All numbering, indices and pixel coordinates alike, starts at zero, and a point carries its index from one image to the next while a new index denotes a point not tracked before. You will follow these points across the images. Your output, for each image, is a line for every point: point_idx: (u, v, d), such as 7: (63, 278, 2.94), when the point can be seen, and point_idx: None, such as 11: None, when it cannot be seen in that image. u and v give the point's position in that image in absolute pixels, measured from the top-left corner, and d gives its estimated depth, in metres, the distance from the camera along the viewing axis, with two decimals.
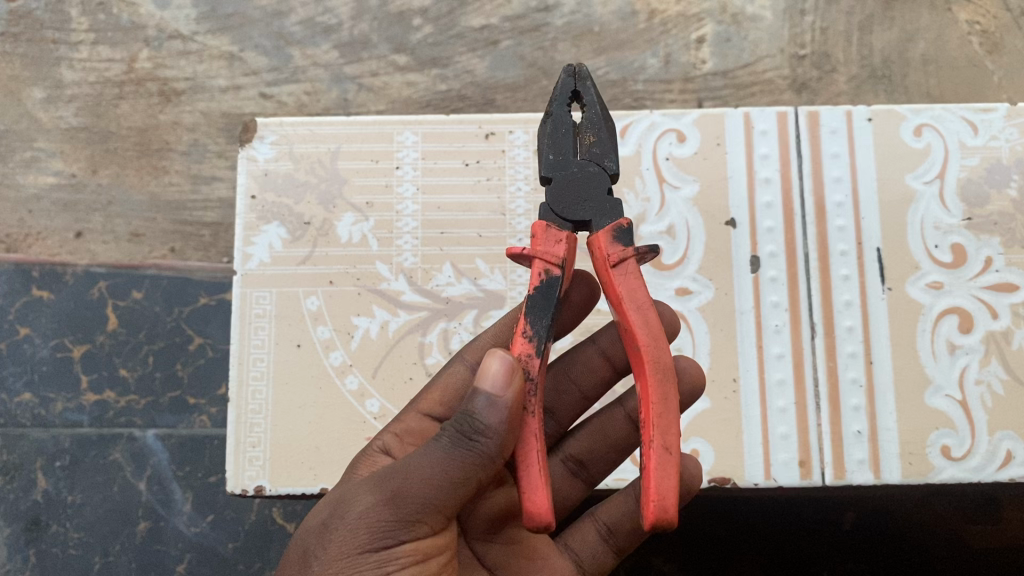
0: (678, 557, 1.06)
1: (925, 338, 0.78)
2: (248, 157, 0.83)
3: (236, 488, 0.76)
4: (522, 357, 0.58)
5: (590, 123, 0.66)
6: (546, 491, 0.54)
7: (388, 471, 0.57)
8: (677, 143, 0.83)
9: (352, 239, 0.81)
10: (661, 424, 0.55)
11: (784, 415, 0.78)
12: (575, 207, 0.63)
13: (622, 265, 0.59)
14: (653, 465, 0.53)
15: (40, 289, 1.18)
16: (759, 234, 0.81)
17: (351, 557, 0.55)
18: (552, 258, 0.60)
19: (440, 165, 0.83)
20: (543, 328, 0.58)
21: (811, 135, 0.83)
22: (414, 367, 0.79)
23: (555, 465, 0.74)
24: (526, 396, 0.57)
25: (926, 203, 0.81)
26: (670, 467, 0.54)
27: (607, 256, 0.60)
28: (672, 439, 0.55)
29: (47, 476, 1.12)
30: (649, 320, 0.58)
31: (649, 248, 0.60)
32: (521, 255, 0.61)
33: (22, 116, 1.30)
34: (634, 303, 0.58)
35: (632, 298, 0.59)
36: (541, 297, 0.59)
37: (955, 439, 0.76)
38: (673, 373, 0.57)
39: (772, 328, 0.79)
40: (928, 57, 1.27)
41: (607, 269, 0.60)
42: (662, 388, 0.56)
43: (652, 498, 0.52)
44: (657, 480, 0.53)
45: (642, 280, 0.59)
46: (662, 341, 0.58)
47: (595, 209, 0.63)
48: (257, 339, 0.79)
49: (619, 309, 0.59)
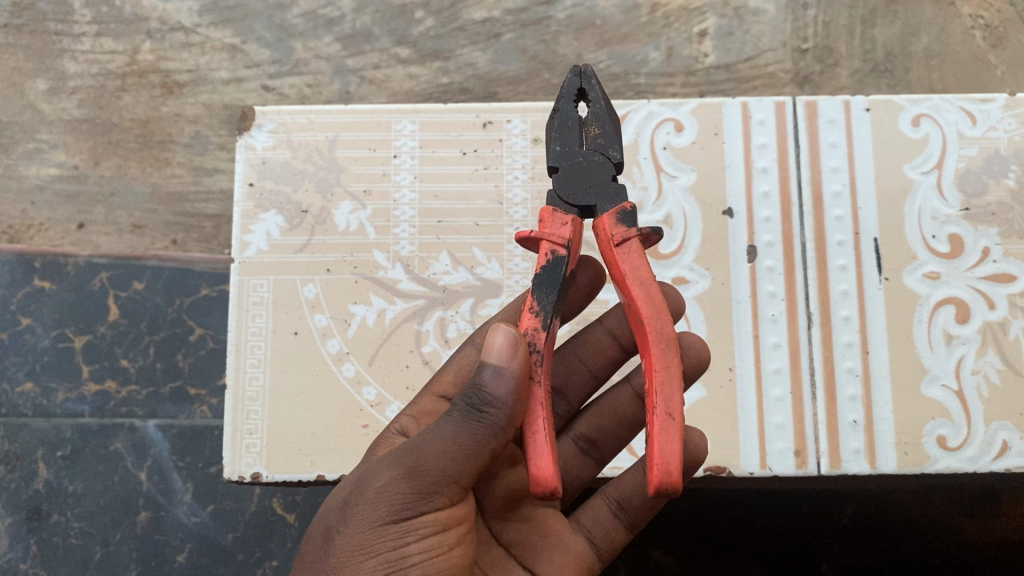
0: (676, 550, 1.07)
1: (922, 328, 0.79)
2: (247, 145, 0.83)
3: (233, 474, 0.77)
4: (528, 331, 0.58)
5: (595, 117, 0.66)
6: (551, 457, 0.54)
7: (402, 447, 0.57)
8: (674, 133, 0.83)
9: (349, 227, 0.82)
10: (665, 392, 0.55)
11: (780, 404, 0.78)
12: (582, 193, 0.63)
13: (625, 245, 0.60)
14: (656, 430, 0.53)
15: (42, 279, 1.19)
16: (756, 224, 0.81)
17: (371, 530, 0.55)
18: (558, 239, 0.61)
19: (437, 154, 0.83)
20: (549, 304, 0.58)
21: (809, 125, 0.83)
22: (410, 355, 0.79)
23: (565, 444, 0.73)
24: (533, 367, 0.57)
25: (925, 193, 0.81)
26: (674, 432, 0.53)
27: (611, 237, 0.60)
28: (675, 406, 0.54)
29: (48, 465, 1.13)
30: (653, 295, 0.58)
31: (651, 229, 0.60)
32: (528, 238, 0.61)
33: (24, 107, 1.30)
34: (637, 279, 0.59)
35: (634, 275, 0.59)
36: (547, 275, 0.59)
37: (951, 429, 0.76)
38: (676, 344, 0.57)
39: (768, 317, 0.79)
40: (931, 51, 1.27)
41: (611, 249, 0.60)
42: (665, 358, 0.56)
43: (656, 461, 0.52)
44: (660, 444, 0.52)
45: (645, 258, 0.60)
46: (666, 314, 0.58)
47: (601, 195, 0.63)
48: (254, 327, 0.80)
49: (623, 287, 0.59)
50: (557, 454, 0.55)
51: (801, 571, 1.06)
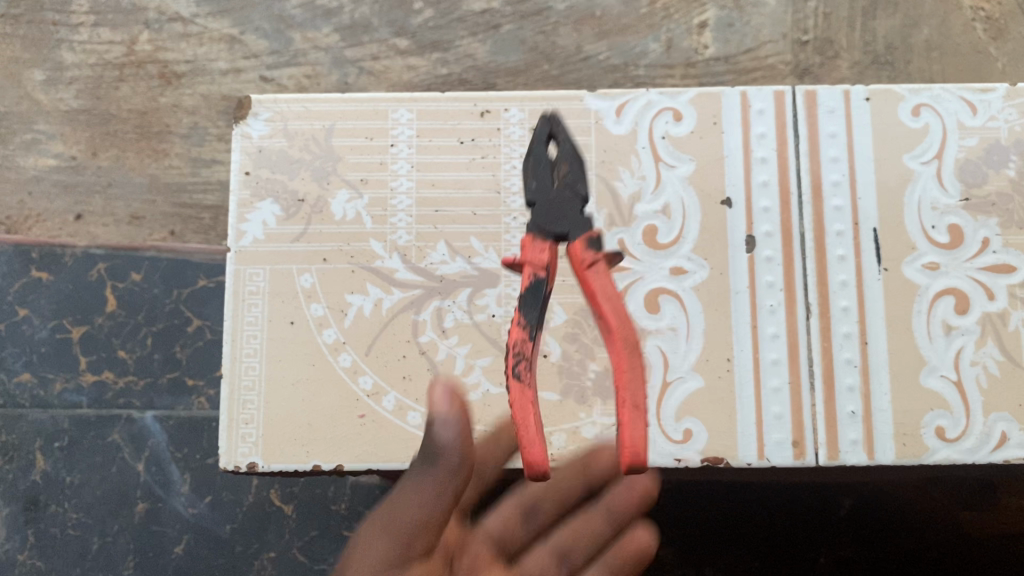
0: (674, 543, 1.08)
1: (921, 319, 0.78)
2: (243, 134, 0.83)
3: (229, 464, 0.76)
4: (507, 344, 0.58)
5: (565, 157, 0.63)
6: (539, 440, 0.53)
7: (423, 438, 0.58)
8: (673, 122, 0.82)
9: (346, 217, 0.81)
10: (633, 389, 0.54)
11: (778, 395, 0.77)
12: (557, 222, 0.61)
13: (594, 265, 0.60)
14: (627, 416, 0.53)
15: (40, 270, 1.18)
16: (755, 214, 0.81)
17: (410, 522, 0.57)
18: (538, 262, 0.60)
19: (435, 144, 0.83)
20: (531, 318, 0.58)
21: (808, 115, 0.83)
22: (406, 345, 0.79)
23: None
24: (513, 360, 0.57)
25: (924, 183, 0.81)
26: (640, 423, 0.53)
27: (582, 259, 0.60)
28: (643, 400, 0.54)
29: (46, 456, 1.13)
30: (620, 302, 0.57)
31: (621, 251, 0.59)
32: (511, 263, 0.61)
33: (22, 98, 1.30)
34: (606, 293, 0.58)
35: (604, 289, 0.58)
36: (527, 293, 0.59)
37: (950, 420, 0.76)
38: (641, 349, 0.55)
39: (766, 308, 0.79)
40: (931, 43, 1.26)
41: (582, 270, 0.60)
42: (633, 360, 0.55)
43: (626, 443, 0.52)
44: (629, 430, 0.52)
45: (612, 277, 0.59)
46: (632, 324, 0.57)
47: (575, 225, 0.61)
48: (250, 316, 0.79)
49: (593, 304, 0.59)
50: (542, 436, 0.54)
51: (799, 564, 1.07)
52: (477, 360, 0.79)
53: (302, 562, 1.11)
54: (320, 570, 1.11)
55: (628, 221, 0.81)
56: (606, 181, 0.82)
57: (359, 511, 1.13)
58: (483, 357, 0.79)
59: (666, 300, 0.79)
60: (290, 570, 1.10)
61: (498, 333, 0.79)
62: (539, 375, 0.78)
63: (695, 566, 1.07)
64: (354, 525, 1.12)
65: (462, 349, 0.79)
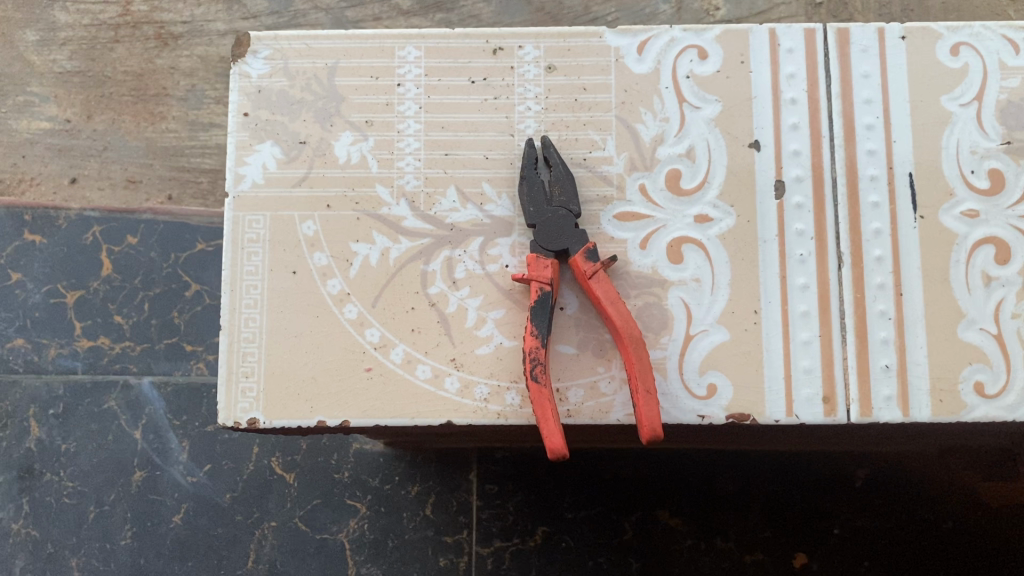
0: (685, 512, 1.04)
1: (959, 269, 0.74)
2: (241, 73, 0.78)
3: (229, 420, 0.73)
4: (531, 351, 0.70)
5: (557, 179, 0.74)
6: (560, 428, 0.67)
7: None
8: (698, 61, 0.78)
9: (350, 160, 0.77)
10: (642, 373, 0.69)
11: (808, 348, 0.73)
12: (557, 240, 0.73)
13: (596, 276, 0.71)
14: (640, 398, 0.69)
15: (33, 233, 1.17)
16: (784, 158, 0.76)
17: None
18: (545, 280, 0.71)
19: (444, 83, 0.78)
20: (545, 327, 0.70)
21: (840, 53, 0.77)
22: (416, 297, 0.75)
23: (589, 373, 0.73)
24: (538, 370, 0.69)
25: (963, 126, 0.76)
26: (653, 401, 0.69)
27: (584, 272, 0.71)
28: (650, 381, 0.70)
29: (40, 424, 1.10)
30: (621, 312, 0.71)
31: (611, 257, 0.72)
32: (521, 280, 0.72)
33: (15, 59, 1.27)
34: (608, 300, 0.71)
35: (607, 297, 0.71)
36: (541, 308, 0.71)
37: (989, 375, 0.73)
38: (642, 343, 0.70)
39: (796, 257, 0.74)
40: (949, 6, 1.25)
41: (587, 281, 0.71)
42: (638, 352, 0.70)
43: (644, 422, 0.68)
44: (644, 410, 0.68)
45: (612, 284, 0.72)
46: (632, 323, 0.71)
47: (573, 240, 0.72)
48: (250, 265, 0.75)
49: (600, 307, 0.72)
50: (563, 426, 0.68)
51: (813, 535, 1.03)
52: (490, 312, 0.74)
53: (304, 532, 1.06)
54: (322, 540, 1.05)
55: (650, 166, 0.76)
56: (628, 123, 0.77)
57: (362, 479, 1.08)
58: (496, 310, 0.74)
59: (690, 249, 0.75)
60: (293, 540, 1.06)
61: (511, 283, 0.75)
62: (556, 327, 0.74)
63: (706, 537, 1.03)
64: (357, 494, 1.07)
65: (474, 301, 0.74)
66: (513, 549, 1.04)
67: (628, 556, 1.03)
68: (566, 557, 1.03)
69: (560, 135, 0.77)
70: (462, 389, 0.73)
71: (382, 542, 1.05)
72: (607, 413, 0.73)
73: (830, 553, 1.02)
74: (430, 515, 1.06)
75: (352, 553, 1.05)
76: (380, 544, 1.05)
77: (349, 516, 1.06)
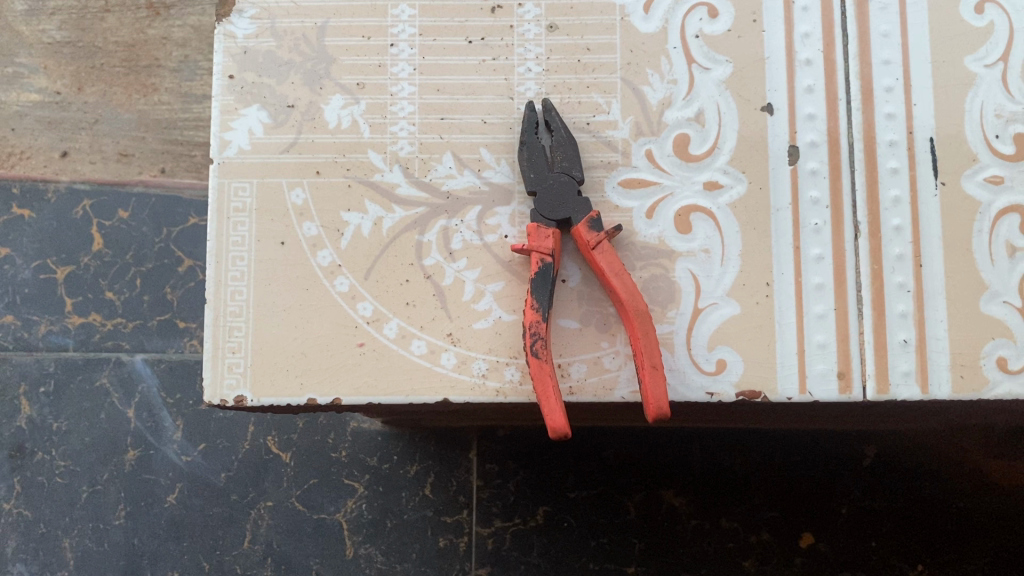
0: (690, 491, 1.01)
1: (982, 240, 0.70)
2: (226, 33, 0.74)
3: (215, 398, 0.69)
4: (531, 326, 0.66)
5: (559, 144, 0.70)
6: (561, 408, 0.64)
7: None
8: (708, 19, 0.74)
9: (341, 125, 0.73)
10: (648, 347, 0.66)
11: (823, 322, 0.70)
12: (557, 208, 0.69)
13: (599, 247, 0.68)
14: (646, 374, 0.65)
15: (21, 207, 1.13)
16: (798, 122, 0.72)
17: None
18: (545, 251, 0.68)
19: (440, 43, 0.74)
20: (545, 300, 0.67)
21: (858, 11, 0.73)
22: (410, 269, 0.71)
23: (591, 350, 0.70)
24: (538, 348, 0.66)
25: (988, 88, 0.72)
26: (660, 378, 0.65)
27: (586, 242, 0.68)
28: (657, 357, 0.66)
29: (31, 402, 1.07)
30: (626, 283, 0.67)
31: (615, 227, 0.68)
32: (520, 250, 0.68)
33: (2, 29, 1.23)
34: (613, 271, 0.67)
35: (610, 268, 0.67)
36: (541, 280, 0.67)
37: (1012, 351, 0.69)
38: (649, 315, 0.67)
39: (810, 227, 0.71)
40: None
41: (589, 252, 0.68)
42: (643, 326, 0.66)
43: (651, 400, 0.64)
44: (651, 387, 0.65)
45: (617, 254, 0.68)
46: (639, 296, 0.67)
47: (575, 208, 0.69)
48: (235, 236, 0.71)
49: (603, 279, 0.68)
50: (564, 404, 0.65)
51: (820, 515, 1.00)
52: (488, 285, 0.71)
53: (301, 512, 1.03)
54: (319, 520, 1.03)
55: (656, 130, 0.72)
56: (633, 86, 0.73)
57: (361, 458, 1.05)
58: (494, 283, 0.71)
59: (699, 218, 0.71)
60: (290, 520, 1.03)
61: (511, 255, 0.71)
62: (557, 300, 0.70)
63: (711, 516, 1.00)
64: (355, 473, 1.04)
65: (471, 273, 0.71)
66: (514, 528, 1.01)
67: (631, 536, 1.00)
68: (567, 536, 1.00)
69: (562, 99, 0.73)
70: (459, 365, 0.70)
71: (380, 522, 1.02)
72: (611, 390, 0.69)
73: (838, 534, 0.99)
74: (430, 495, 1.03)
75: (350, 533, 1.02)
76: (379, 524, 1.02)
77: (346, 495, 1.03)
